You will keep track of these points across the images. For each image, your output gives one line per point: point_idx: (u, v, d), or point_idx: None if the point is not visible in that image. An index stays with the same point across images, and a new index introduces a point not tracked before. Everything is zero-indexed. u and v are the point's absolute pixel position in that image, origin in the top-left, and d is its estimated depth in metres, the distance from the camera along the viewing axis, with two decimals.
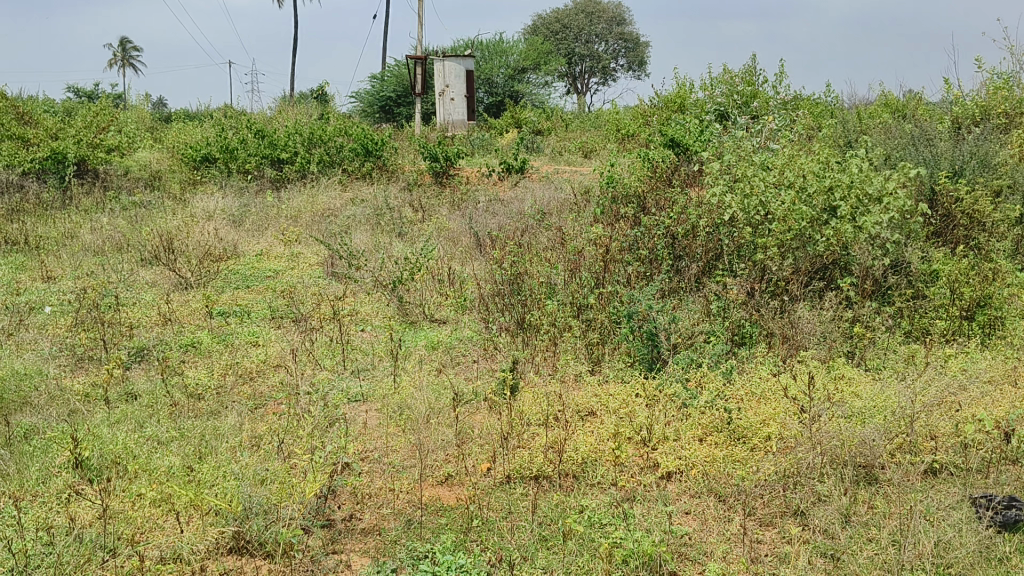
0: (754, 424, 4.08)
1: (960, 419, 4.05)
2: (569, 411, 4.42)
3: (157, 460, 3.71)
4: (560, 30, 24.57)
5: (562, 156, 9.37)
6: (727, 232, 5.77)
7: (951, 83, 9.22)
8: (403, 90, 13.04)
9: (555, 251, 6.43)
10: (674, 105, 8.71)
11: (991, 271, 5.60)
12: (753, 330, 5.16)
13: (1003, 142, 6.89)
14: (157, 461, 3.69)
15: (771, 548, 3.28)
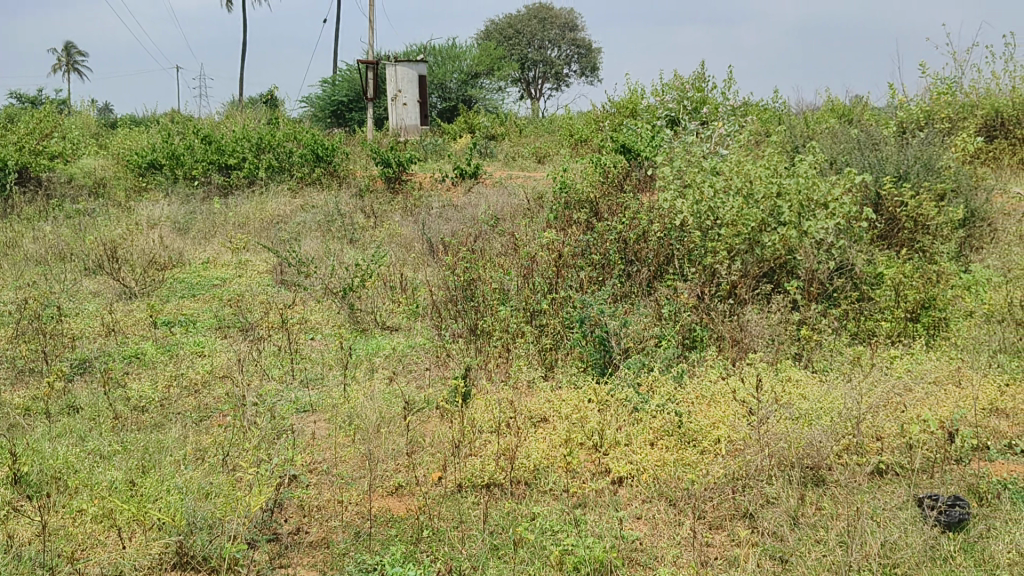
0: (704, 427, 4.07)
1: (906, 420, 4.08)
2: (521, 418, 4.37)
3: (100, 475, 3.59)
4: (513, 35, 24.65)
5: (516, 161, 9.35)
6: (678, 236, 5.78)
7: (896, 88, 9.36)
8: (355, 95, 12.92)
9: (508, 257, 6.36)
10: (626, 110, 8.73)
11: (936, 273, 5.66)
12: (703, 334, 5.17)
13: (947, 146, 6.98)
14: (99, 476, 3.56)
15: (721, 551, 3.25)
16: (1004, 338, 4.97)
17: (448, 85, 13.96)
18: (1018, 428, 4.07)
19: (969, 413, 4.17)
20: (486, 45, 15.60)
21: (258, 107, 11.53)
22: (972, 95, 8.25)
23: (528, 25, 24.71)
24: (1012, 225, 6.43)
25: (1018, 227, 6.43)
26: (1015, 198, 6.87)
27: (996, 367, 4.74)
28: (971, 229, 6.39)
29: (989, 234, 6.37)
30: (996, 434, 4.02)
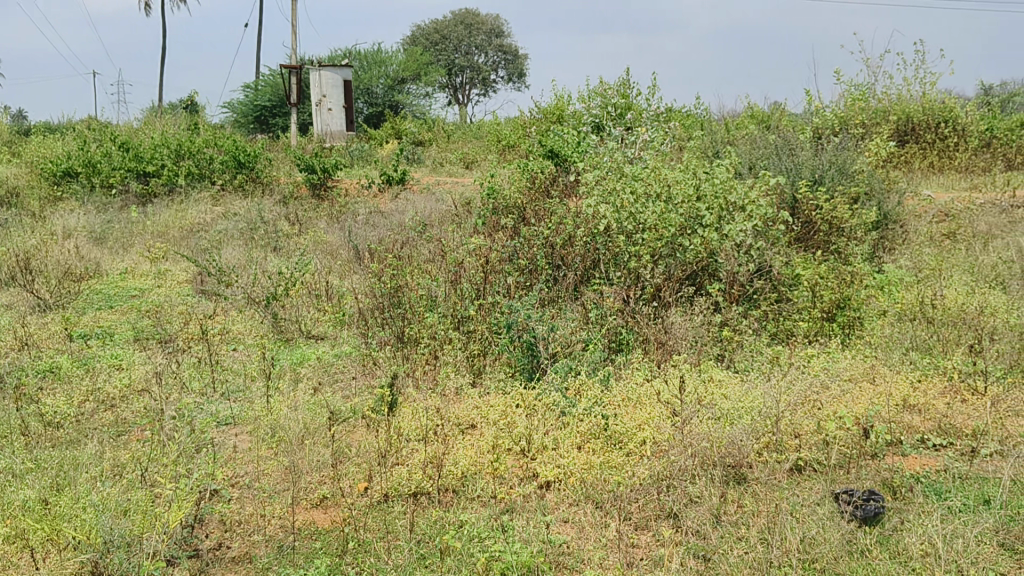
0: (630, 429, 4.09)
1: (823, 417, 4.17)
2: (448, 425, 4.31)
3: (11, 495, 3.43)
4: (439, 41, 24.66)
5: (443, 167, 9.33)
6: (603, 241, 5.82)
7: (812, 95, 9.65)
8: (279, 100, 12.74)
9: (435, 263, 6.31)
10: (553, 116, 8.79)
11: (850, 273, 5.83)
12: (629, 337, 5.24)
13: (860, 150, 7.21)
14: (11, 496, 3.41)
15: (646, 552, 3.27)
16: (916, 336, 5.14)
17: (374, 91, 13.91)
18: (929, 423, 4.19)
19: (882, 409, 4.29)
20: (411, 52, 15.59)
21: (179, 113, 11.25)
22: (883, 101, 8.54)
23: (455, 30, 24.71)
24: (922, 227, 6.66)
25: (927, 228, 6.67)
26: (925, 201, 7.12)
27: (909, 363, 4.88)
28: (884, 231, 6.59)
29: (901, 236, 6.58)
30: (908, 429, 4.14)
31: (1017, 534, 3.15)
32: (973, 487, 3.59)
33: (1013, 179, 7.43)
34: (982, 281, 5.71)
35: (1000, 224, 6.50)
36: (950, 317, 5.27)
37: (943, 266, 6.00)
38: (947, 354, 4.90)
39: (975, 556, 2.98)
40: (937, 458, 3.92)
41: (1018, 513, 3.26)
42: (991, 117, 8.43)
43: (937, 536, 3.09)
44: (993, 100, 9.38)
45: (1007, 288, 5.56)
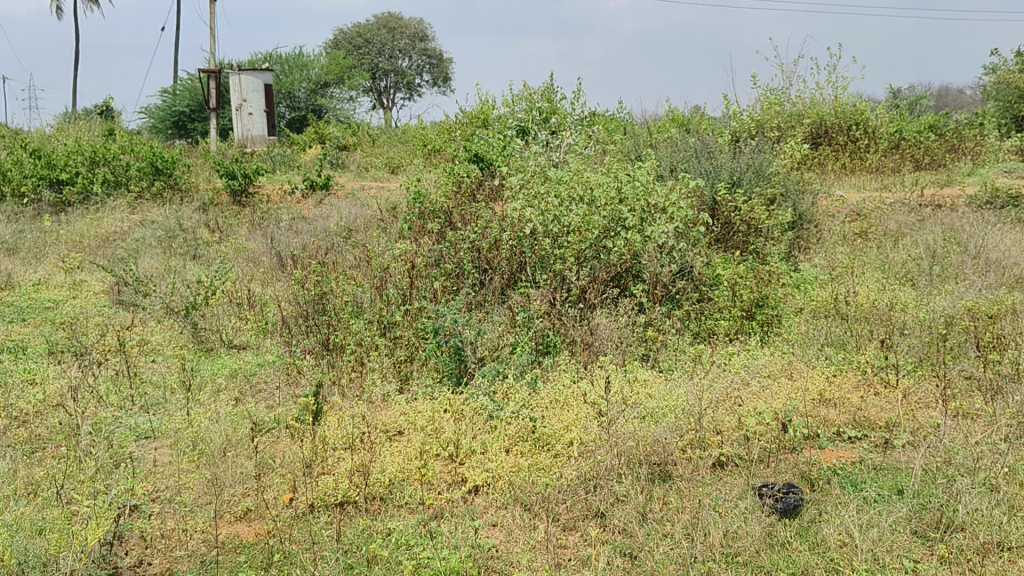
0: (557, 431, 4.10)
1: (743, 414, 4.25)
2: (375, 433, 4.25)
3: None
4: (362, 45, 24.47)
5: (368, 172, 9.25)
6: (529, 244, 5.83)
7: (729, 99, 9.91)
8: (198, 104, 12.49)
9: (361, 268, 6.24)
10: (478, 120, 8.79)
11: (768, 272, 5.97)
12: (556, 339, 5.25)
13: (776, 153, 7.40)
14: None
15: (574, 552, 3.27)
16: (831, 333, 5.29)
17: (296, 95, 13.84)
18: (844, 416, 4.33)
19: (800, 404, 4.40)
20: (333, 55, 15.42)
21: (93, 118, 10.86)
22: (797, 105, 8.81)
23: (378, 33, 24.53)
24: (835, 226, 6.87)
25: (840, 228, 6.88)
26: (837, 201, 7.36)
27: (824, 359, 5.03)
28: (799, 231, 6.77)
29: (815, 235, 6.78)
30: (825, 423, 4.25)
31: (928, 522, 3.26)
32: (887, 478, 3.71)
33: (920, 180, 7.73)
34: (892, 277, 5.91)
35: (908, 223, 6.74)
36: (863, 313, 5.44)
37: (855, 264, 6.19)
38: (861, 349, 5.06)
39: (889, 544, 3.10)
40: (852, 451, 4.04)
41: (928, 501, 3.38)
42: (898, 120, 8.76)
43: (853, 527, 3.19)
44: (901, 104, 9.76)
45: (916, 284, 5.77)
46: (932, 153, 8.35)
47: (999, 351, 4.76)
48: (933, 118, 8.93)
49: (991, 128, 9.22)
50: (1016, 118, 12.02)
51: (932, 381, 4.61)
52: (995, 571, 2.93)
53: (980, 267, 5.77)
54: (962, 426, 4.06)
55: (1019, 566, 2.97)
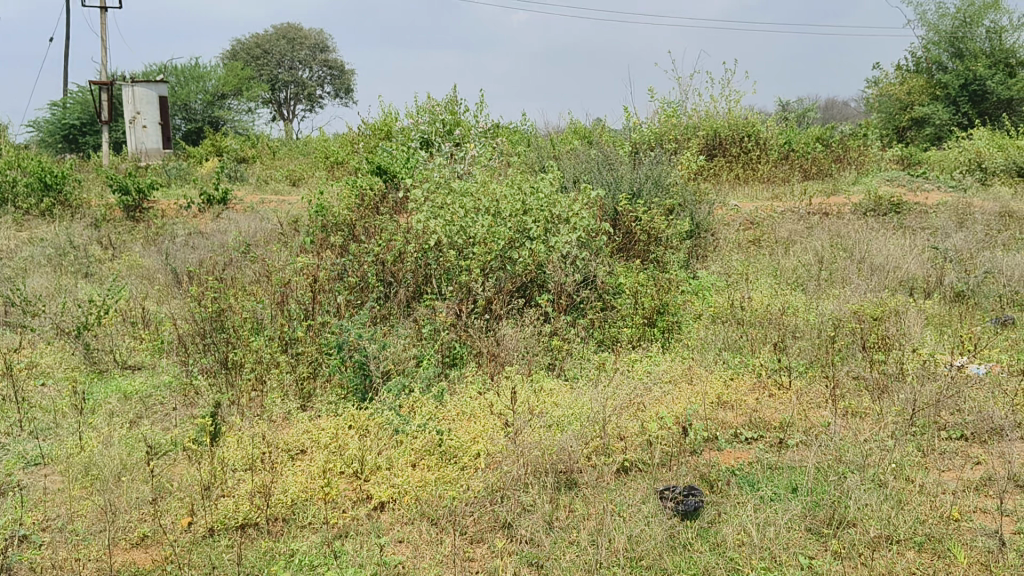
0: (464, 443, 4.05)
1: (646, 419, 4.33)
2: (276, 453, 4.11)
3: None
4: (261, 55, 24.01)
5: (268, 185, 9.07)
6: (434, 256, 5.76)
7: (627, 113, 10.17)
8: (89, 117, 12.05)
9: (261, 283, 6.07)
10: (381, 132, 8.72)
11: (667, 280, 6.11)
12: (462, 351, 5.21)
13: (674, 164, 7.60)
14: None
15: (482, 565, 3.22)
16: (728, 337, 5.45)
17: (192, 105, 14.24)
18: (741, 418, 4.44)
19: (700, 407, 4.50)
20: (230, 66, 15.31)
21: None
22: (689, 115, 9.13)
23: (278, 44, 24.14)
24: (730, 235, 7.08)
25: (735, 236, 7.10)
26: (732, 210, 7.58)
27: (722, 363, 5.16)
28: (698, 239, 6.93)
29: (712, 243, 6.96)
30: (722, 425, 4.35)
31: (822, 518, 3.36)
32: (782, 476, 3.80)
33: (809, 189, 8.04)
34: (783, 283, 6.12)
35: (798, 230, 7.01)
36: (758, 318, 5.61)
37: (749, 271, 6.39)
38: (756, 352, 5.22)
39: (784, 542, 3.19)
40: (750, 451, 4.15)
41: (821, 498, 3.49)
42: (787, 132, 9.14)
43: (751, 525, 3.28)
44: (790, 115, 10.19)
45: (806, 289, 5.98)
46: (818, 163, 8.72)
47: (883, 351, 4.98)
48: (820, 129, 9.32)
49: (873, 140, 9.71)
50: (896, 129, 12.81)
51: (822, 382, 4.79)
52: (884, 564, 3.04)
53: (865, 272, 6.03)
54: (852, 424, 4.21)
55: (907, 557, 3.09)
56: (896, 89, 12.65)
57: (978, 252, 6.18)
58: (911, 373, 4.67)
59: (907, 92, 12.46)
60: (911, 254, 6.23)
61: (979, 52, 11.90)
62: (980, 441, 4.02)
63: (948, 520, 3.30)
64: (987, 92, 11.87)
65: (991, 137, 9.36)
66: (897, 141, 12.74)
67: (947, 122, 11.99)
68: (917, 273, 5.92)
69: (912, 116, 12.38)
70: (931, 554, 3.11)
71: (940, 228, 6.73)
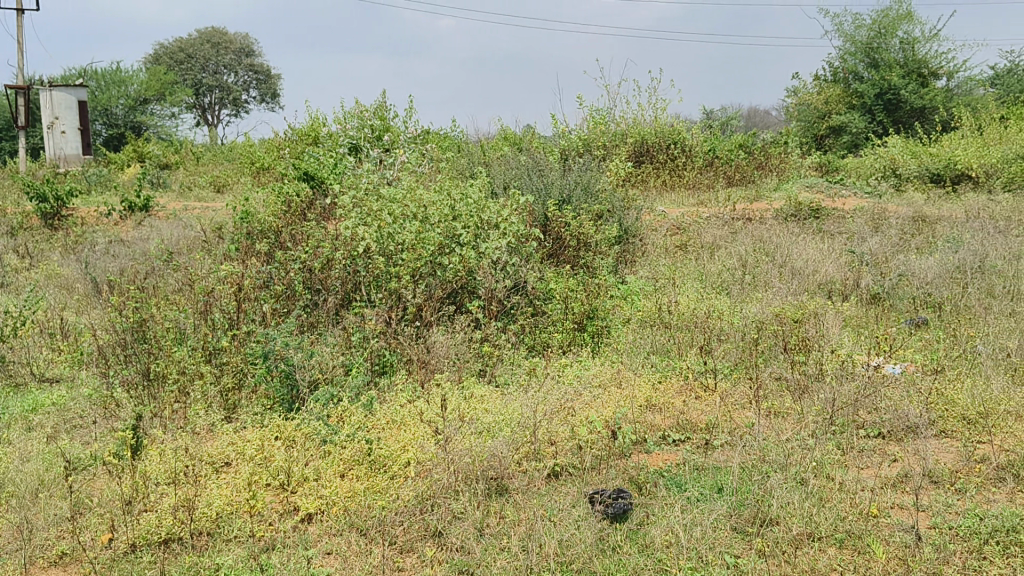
0: (393, 451, 3.95)
1: (575, 423, 4.33)
2: (200, 466, 3.92)
3: None
4: (184, 59, 23.49)
5: (192, 192, 8.90)
6: (363, 262, 5.68)
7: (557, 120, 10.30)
8: (4, 122, 11.68)
9: (184, 292, 5.93)
10: (308, 137, 8.63)
11: (596, 285, 6.17)
12: (392, 358, 5.13)
13: (602, 171, 7.70)
14: None
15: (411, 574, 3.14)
16: (656, 340, 5.51)
17: (114, 111, 14.20)
18: (668, 420, 4.49)
19: (628, 411, 4.54)
20: (154, 73, 15.66)
21: None
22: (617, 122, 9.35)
23: (202, 48, 23.69)
24: (658, 240, 7.19)
25: (662, 240, 7.22)
26: (659, 216, 7.69)
27: (650, 366, 5.22)
28: (626, 245, 7.02)
29: (640, 248, 7.05)
30: (651, 428, 4.39)
31: (746, 518, 3.38)
32: (708, 477, 3.81)
33: (732, 195, 8.22)
34: (708, 286, 6.24)
35: (723, 235, 7.15)
36: (684, 321, 5.70)
37: (676, 275, 6.49)
38: (683, 355, 5.29)
39: (711, 541, 3.19)
40: (677, 453, 4.18)
41: (745, 498, 3.51)
42: (711, 140, 9.34)
43: (677, 526, 3.28)
44: (714, 123, 10.43)
45: (730, 292, 6.11)
46: (742, 170, 8.92)
47: (804, 352, 5.09)
48: (743, 137, 9.53)
49: (792, 148, 9.99)
50: (815, 137, 13.26)
51: (746, 383, 4.87)
52: (806, 561, 3.07)
53: (786, 276, 6.18)
54: (774, 424, 4.31)
55: (828, 553, 3.12)
56: (814, 98, 13.09)
57: (892, 256, 6.40)
58: (830, 373, 4.77)
59: (824, 101, 12.77)
60: (829, 258, 6.41)
61: (893, 62, 12.34)
62: (897, 438, 4.11)
63: (866, 516, 3.34)
64: (901, 101, 12.34)
65: (905, 144, 9.70)
66: (816, 148, 13.21)
67: (863, 130, 12.49)
68: (835, 276, 6.09)
69: (829, 124, 12.80)
70: (851, 550, 3.15)
71: (856, 232, 6.94)
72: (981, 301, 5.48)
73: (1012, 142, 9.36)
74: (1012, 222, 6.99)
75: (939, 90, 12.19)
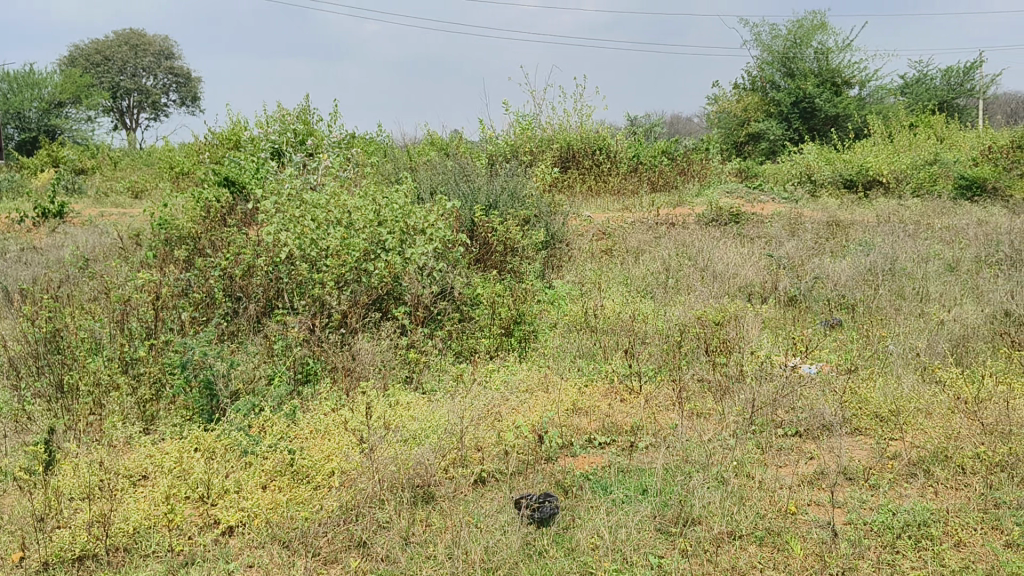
0: (317, 462, 3.79)
1: (502, 429, 4.29)
2: (116, 480, 3.68)
3: None
4: (101, 62, 22.85)
5: (109, 198, 8.71)
6: (285, 269, 5.59)
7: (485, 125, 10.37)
8: None
9: (100, 301, 5.74)
10: (229, 141, 8.48)
11: (523, 290, 6.18)
12: (316, 366, 5.01)
13: (528, 177, 7.76)
14: None
15: None
16: (582, 345, 5.55)
17: (26, 115, 13.96)
18: (595, 423, 4.50)
19: (555, 415, 4.55)
20: (69, 74, 15.60)
21: None
22: (546, 129, 9.52)
23: (119, 51, 23.15)
24: (584, 245, 7.28)
25: (588, 245, 7.30)
26: (585, 221, 7.77)
27: (577, 370, 5.25)
28: (552, 250, 7.08)
29: (566, 253, 7.12)
30: (578, 432, 4.39)
31: (670, 518, 3.39)
32: (632, 478, 3.83)
33: (656, 201, 8.36)
34: (633, 290, 6.33)
35: (647, 240, 7.26)
36: (610, 326, 5.76)
37: (601, 280, 6.55)
38: (608, 359, 5.33)
39: (635, 543, 3.18)
40: (603, 455, 4.18)
41: (668, 498, 3.54)
42: (635, 145, 9.50)
43: (603, 528, 3.23)
44: (638, 129, 10.62)
45: (654, 296, 6.20)
46: (665, 176, 9.09)
47: (725, 354, 5.16)
48: (666, 143, 9.64)
49: (713, 155, 10.22)
50: (734, 143, 13.48)
51: (669, 386, 4.94)
52: (727, 559, 3.08)
53: (707, 280, 6.31)
54: (697, 425, 4.37)
55: (748, 551, 3.15)
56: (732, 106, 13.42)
57: (808, 259, 6.58)
58: (751, 374, 4.85)
59: (743, 109, 13.13)
60: (749, 262, 6.55)
61: (808, 71, 12.73)
62: (813, 436, 4.19)
63: (785, 513, 3.39)
64: (815, 109, 12.77)
65: (820, 151, 10.03)
66: (737, 155, 13.43)
67: (780, 137, 12.87)
68: (754, 279, 6.23)
69: (749, 131, 13.11)
70: (770, 547, 3.17)
71: (774, 237, 7.12)
72: (892, 303, 5.67)
73: (921, 149, 9.76)
74: (920, 226, 7.26)
75: (851, 99, 12.72)
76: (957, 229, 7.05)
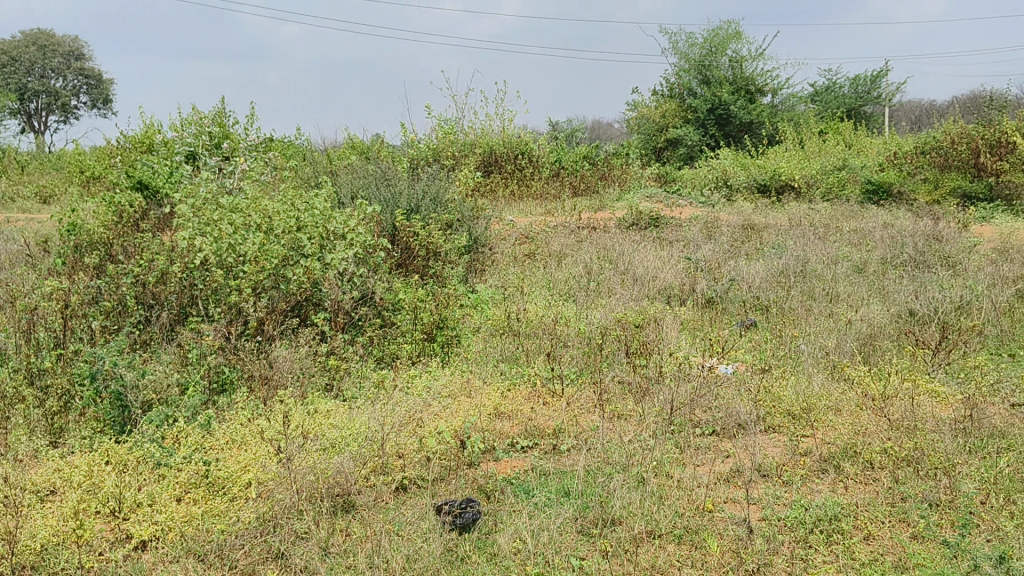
0: (233, 473, 3.68)
1: (424, 435, 4.23)
2: (22, 495, 3.49)
3: None
4: (7, 62, 22.01)
5: (14, 203, 8.43)
6: (201, 275, 5.43)
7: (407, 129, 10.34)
8: None
9: (4, 311, 5.52)
10: (142, 145, 8.27)
11: (446, 294, 6.17)
12: (232, 375, 4.90)
13: (451, 181, 7.77)
14: None
15: None
16: (505, 349, 5.55)
17: None
18: (517, 428, 4.51)
19: (477, 419, 4.52)
20: None
21: None
22: (469, 133, 9.56)
23: (27, 51, 22.32)
24: (506, 249, 7.36)
25: (510, 250, 7.36)
26: (507, 226, 7.83)
27: (500, 374, 5.25)
28: (475, 254, 7.12)
29: (488, 258, 7.16)
30: (499, 436, 4.39)
31: (591, 520, 3.40)
32: (553, 482, 3.85)
33: (578, 205, 8.48)
34: (555, 294, 6.39)
35: (569, 244, 7.33)
36: (532, 329, 5.80)
37: (524, 284, 6.60)
38: (530, 363, 5.36)
39: (557, 546, 3.18)
40: (525, 459, 4.20)
41: (589, 500, 3.54)
42: (558, 150, 9.60)
43: (524, 533, 3.23)
44: (560, 135, 10.75)
45: (576, 299, 6.26)
46: (587, 181, 9.25)
47: (643, 356, 5.24)
48: (587, 148, 9.71)
49: (634, 160, 10.41)
50: (654, 149, 13.65)
51: (591, 388, 4.97)
52: (646, 559, 3.12)
53: (628, 282, 6.41)
54: (617, 426, 4.41)
55: (667, 551, 3.19)
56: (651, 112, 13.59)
57: (724, 262, 6.73)
58: (668, 375, 4.94)
59: (662, 115, 13.32)
60: (668, 265, 6.68)
61: (723, 79, 13.02)
62: (728, 435, 4.26)
63: (701, 512, 3.46)
64: (731, 116, 13.12)
65: (736, 157, 10.32)
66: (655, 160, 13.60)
67: (698, 143, 13.11)
68: (673, 282, 6.35)
69: (667, 137, 13.31)
70: (688, 545, 3.22)
71: (692, 240, 7.28)
72: (803, 303, 5.84)
73: (831, 154, 10.14)
74: (830, 229, 7.51)
75: (764, 107, 13.04)
76: (865, 233, 7.32)
